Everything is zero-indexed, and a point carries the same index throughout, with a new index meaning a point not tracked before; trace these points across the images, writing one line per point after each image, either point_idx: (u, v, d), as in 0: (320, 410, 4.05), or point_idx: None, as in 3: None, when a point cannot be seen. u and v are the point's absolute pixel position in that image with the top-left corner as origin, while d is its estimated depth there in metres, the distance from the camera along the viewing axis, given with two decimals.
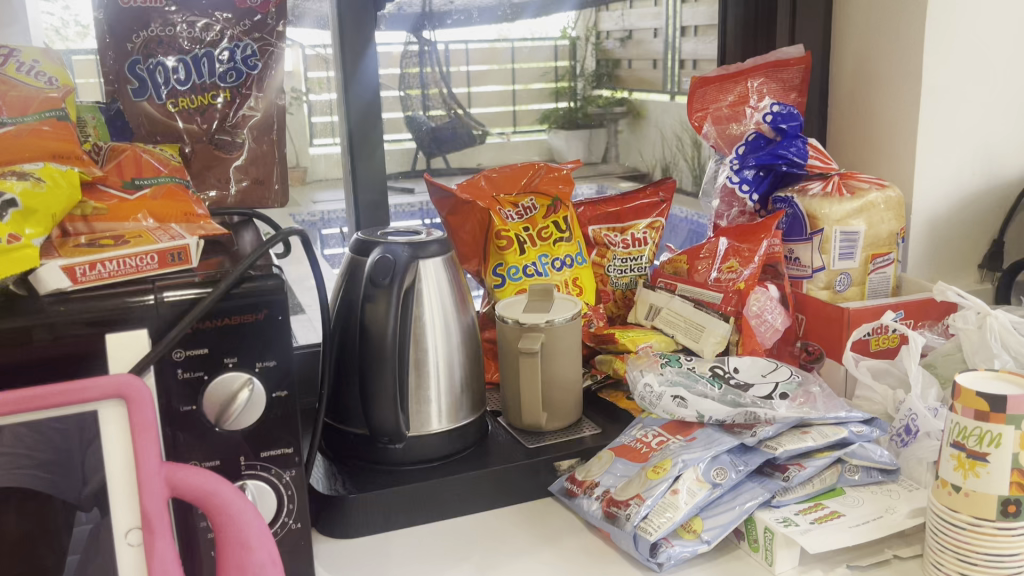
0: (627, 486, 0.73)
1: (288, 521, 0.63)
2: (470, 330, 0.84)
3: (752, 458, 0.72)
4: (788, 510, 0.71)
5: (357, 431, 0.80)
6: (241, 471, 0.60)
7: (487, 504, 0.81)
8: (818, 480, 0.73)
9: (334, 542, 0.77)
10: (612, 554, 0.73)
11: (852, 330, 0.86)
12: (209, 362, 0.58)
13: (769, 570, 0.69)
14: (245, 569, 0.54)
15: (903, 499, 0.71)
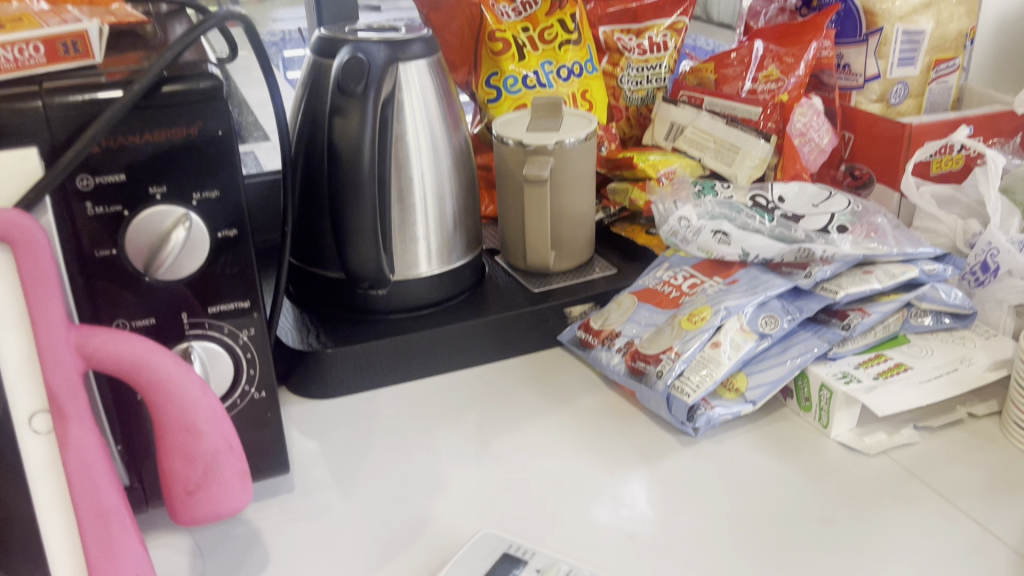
0: (656, 338, 0.62)
1: (247, 390, 0.50)
2: (463, 154, 0.69)
3: (808, 304, 0.61)
4: (846, 364, 0.60)
5: (331, 275, 0.66)
6: (185, 332, 0.48)
7: (488, 357, 0.69)
8: (882, 328, 0.61)
9: (310, 404, 0.65)
10: (637, 415, 0.63)
11: (913, 151, 0.72)
12: (129, 194, 0.43)
13: (822, 433, 0.60)
14: (192, 457, 0.42)
15: (980, 349, 0.61)
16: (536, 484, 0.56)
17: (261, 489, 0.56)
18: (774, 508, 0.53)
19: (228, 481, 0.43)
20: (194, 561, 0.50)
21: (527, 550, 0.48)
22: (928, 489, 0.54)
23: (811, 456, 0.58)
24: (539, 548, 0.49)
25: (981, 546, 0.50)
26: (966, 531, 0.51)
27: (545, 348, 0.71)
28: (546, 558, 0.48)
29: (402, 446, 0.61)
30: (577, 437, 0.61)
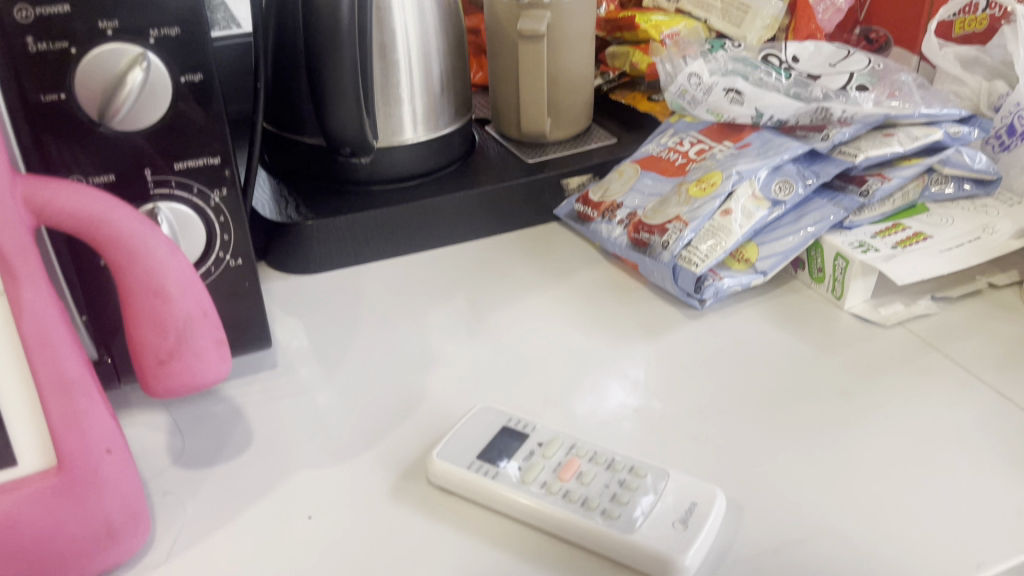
0: (661, 207, 0.58)
1: (222, 257, 0.46)
2: (451, 8, 0.63)
3: (826, 169, 0.57)
4: (863, 233, 0.56)
5: (310, 141, 0.61)
6: (149, 192, 0.43)
7: (481, 232, 0.65)
8: (901, 196, 0.58)
9: (292, 280, 0.61)
10: (640, 289, 0.60)
11: (936, 9, 0.67)
12: (75, 28, 0.38)
13: (835, 305, 0.57)
14: (163, 324, 0.38)
15: (1004, 216, 0.58)
16: (534, 359, 0.53)
17: (242, 366, 0.53)
18: (787, 381, 0.51)
19: (203, 351, 0.39)
20: (172, 439, 0.46)
21: (527, 424, 0.46)
22: (946, 360, 0.52)
23: (823, 328, 0.55)
24: (540, 422, 0.46)
25: (1005, 414, 0.47)
26: (987, 401, 0.48)
27: (541, 223, 0.67)
28: (547, 431, 0.45)
29: (391, 323, 0.57)
30: (577, 312, 0.58)
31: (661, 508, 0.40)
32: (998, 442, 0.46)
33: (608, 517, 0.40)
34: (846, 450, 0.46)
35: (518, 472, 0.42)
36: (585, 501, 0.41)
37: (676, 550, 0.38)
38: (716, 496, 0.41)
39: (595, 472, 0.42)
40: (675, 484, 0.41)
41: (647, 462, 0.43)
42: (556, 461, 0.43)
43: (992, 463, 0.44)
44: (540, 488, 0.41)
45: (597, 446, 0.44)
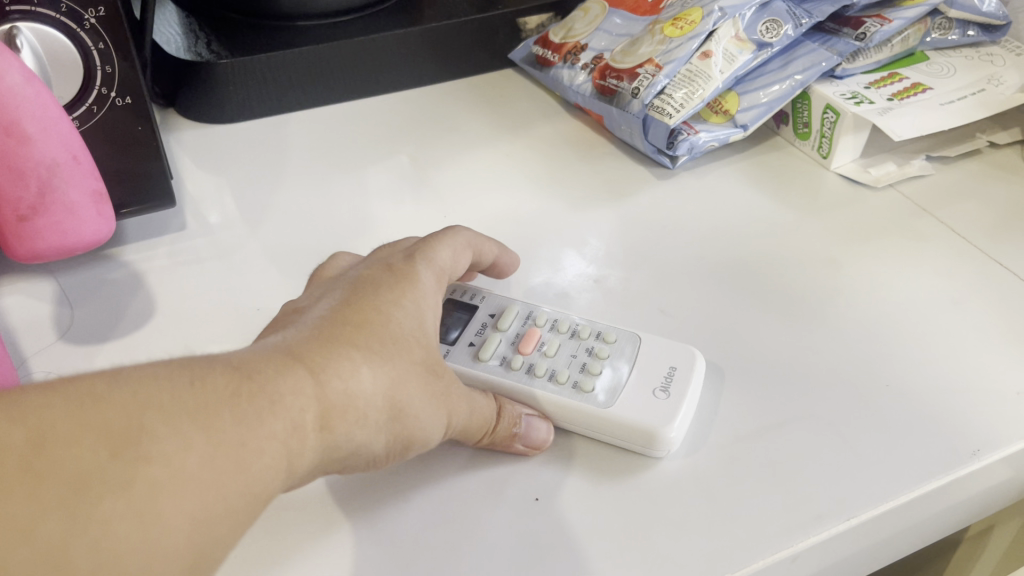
0: (632, 49, 0.50)
1: (106, 94, 0.39)
2: None
3: (819, 8, 0.50)
4: (856, 83, 0.50)
5: None
6: (5, 8, 0.35)
7: (425, 78, 0.58)
8: (899, 42, 0.51)
9: (206, 131, 0.53)
10: (604, 145, 0.53)
11: None
12: None
13: (821, 164, 0.51)
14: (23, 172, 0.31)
15: (1011, 67, 0.51)
16: (482, 222, 0.47)
17: (144, 226, 0.46)
18: (763, 247, 0.45)
19: (76, 205, 0.33)
20: (59, 311, 0.40)
21: (473, 295, 0.40)
22: (939, 225, 0.47)
23: (806, 189, 0.49)
24: (488, 288, 0.40)
25: (1002, 284, 0.43)
26: (985, 271, 0.44)
27: (492, 70, 0.60)
28: (498, 301, 0.39)
29: (320, 179, 0.50)
30: (530, 168, 0.51)
31: (639, 374, 0.35)
32: (995, 314, 0.41)
33: (580, 392, 0.35)
34: (829, 322, 0.41)
35: (472, 350, 0.37)
36: (552, 376, 0.36)
37: (664, 417, 0.33)
38: (698, 359, 0.36)
39: (559, 342, 0.37)
40: (650, 348, 0.36)
41: (615, 326, 0.38)
42: (513, 333, 0.37)
43: (987, 337, 0.40)
44: (497, 364, 0.36)
45: (555, 311, 0.39)
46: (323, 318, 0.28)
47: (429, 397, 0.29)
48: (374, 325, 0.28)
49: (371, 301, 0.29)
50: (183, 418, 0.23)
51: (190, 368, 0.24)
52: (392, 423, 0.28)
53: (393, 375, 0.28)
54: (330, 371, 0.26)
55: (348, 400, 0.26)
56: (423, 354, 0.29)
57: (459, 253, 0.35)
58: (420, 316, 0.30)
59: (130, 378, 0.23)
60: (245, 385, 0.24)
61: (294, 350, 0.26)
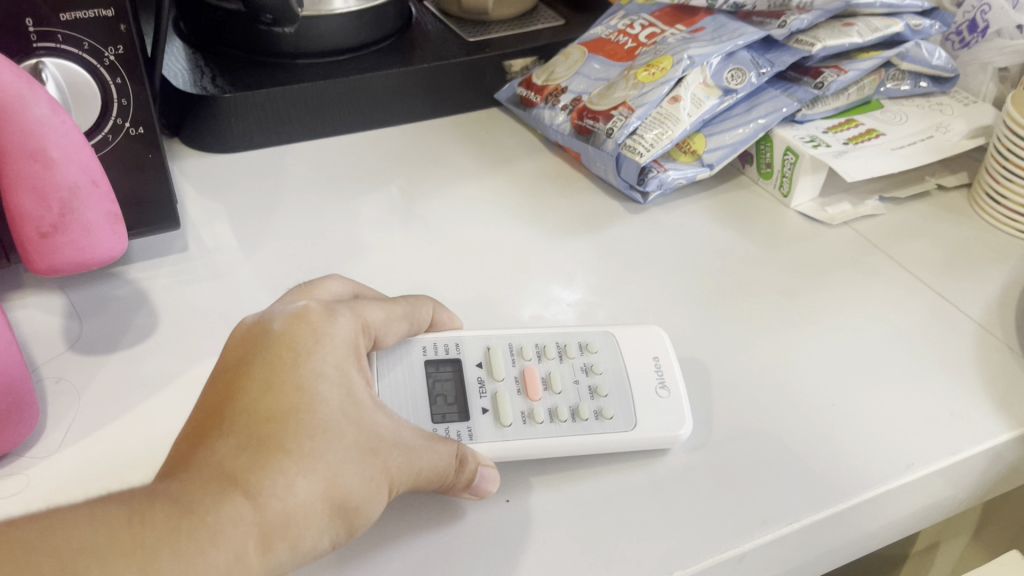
0: (608, 92, 0.54)
1: (121, 124, 0.42)
2: None
3: (781, 57, 0.54)
4: (815, 128, 0.54)
5: (229, 7, 0.56)
6: (32, 45, 0.38)
7: (416, 115, 0.61)
8: (856, 90, 0.55)
9: (208, 159, 0.56)
10: (581, 180, 0.57)
11: None
12: None
13: (782, 203, 0.55)
14: (42, 193, 0.34)
15: (958, 116, 0.56)
16: (466, 249, 0.50)
17: (149, 248, 0.49)
18: (726, 278, 0.49)
19: (93, 224, 0.36)
20: (69, 323, 0.43)
21: (447, 350, 0.39)
22: (890, 261, 0.50)
23: (768, 226, 0.53)
24: (454, 332, 0.40)
25: (944, 315, 0.46)
26: (928, 303, 0.47)
27: (480, 108, 0.63)
28: (477, 344, 0.39)
29: (314, 207, 0.53)
30: (511, 201, 0.55)
31: (636, 375, 0.39)
32: (935, 343, 0.45)
33: (605, 419, 0.37)
34: (784, 348, 0.44)
35: (489, 416, 0.37)
36: (573, 410, 0.38)
37: (677, 415, 0.38)
38: (667, 344, 0.41)
39: (555, 369, 0.39)
40: (628, 349, 0.40)
41: (589, 332, 0.41)
42: (512, 378, 0.38)
43: (928, 364, 0.43)
44: (523, 422, 0.37)
45: (527, 336, 0.40)
46: (248, 417, 0.28)
47: (369, 481, 0.30)
48: (300, 419, 0.29)
49: (293, 386, 0.29)
50: (120, 562, 0.24)
51: (126, 512, 0.25)
52: (335, 516, 0.29)
53: (328, 473, 0.28)
54: (263, 489, 0.27)
55: (286, 517, 0.27)
56: (356, 436, 0.30)
57: (392, 319, 0.35)
58: (347, 393, 0.30)
59: (71, 522, 0.25)
60: (183, 527, 0.25)
61: (226, 472, 0.27)
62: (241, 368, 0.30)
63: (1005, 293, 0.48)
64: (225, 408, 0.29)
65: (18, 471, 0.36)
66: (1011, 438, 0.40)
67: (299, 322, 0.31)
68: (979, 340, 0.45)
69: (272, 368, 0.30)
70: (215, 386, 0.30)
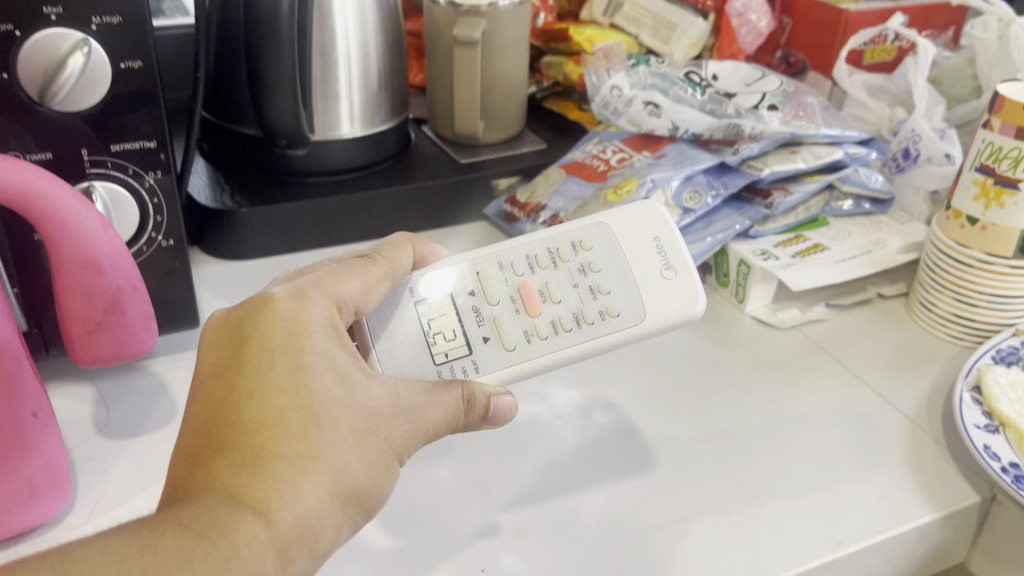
0: (582, 211, 0.61)
1: (155, 237, 0.49)
2: (391, 11, 0.65)
3: (734, 181, 0.61)
4: (766, 242, 0.61)
5: (249, 132, 0.63)
6: (85, 171, 0.45)
7: (413, 227, 0.68)
8: (803, 209, 0.62)
9: (224, 265, 0.63)
10: None
11: (847, 38, 0.73)
12: (19, 14, 0.40)
13: (738, 308, 0.61)
14: (93, 295, 0.41)
15: (894, 232, 0.63)
16: None
17: (171, 344, 0.55)
18: (687, 375, 0.55)
19: (131, 323, 0.43)
20: (97, 411, 0.48)
21: (434, 287, 0.42)
22: (834, 361, 0.56)
23: (727, 330, 0.59)
24: (440, 266, 0.43)
25: (879, 411, 0.52)
26: (865, 400, 0.53)
27: (470, 220, 0.70)
28: (465, 272, 0.43)
29: None
30: None
31: (638, 263, 0.43)
32: (870, 435, 0.50)
33: (611, 318, 0.42)
34: (734, 437, 0.49)
35: (493, 343, 0.41)
36: (577, 316, 0.42)
37: (684, 293, 0.42)
38: (666, 219, 0.44)
39: (552, 278, 0.43)
40: (620, 243, 0.44)
41: (582, 228, 0.44)
42: (508, 299, 0.43)
43: (863, 454, 0.49)
44: (528, 338, 0.42)
45: (517, 250, 0.44)
46: (239, 430, 0.30)
47: (371, 462, 0.32)
48: (290, 421, 0.31)
49: (275, 389, 0.31)
50: None
51: (138, 544, 0.27)
52: (349, 506, 0.32)
53: (330, 475, 0.31)
54: (270, 502, 0.29)
55: (297, 523, 0.30)
56: (350, 420, 0.32)
57: (371, 286, 0.37)
58: (335, 375, 0.32)
59: (85, 561, 0.27)
60: (197, 552, 0.28)
61: (230, 491, 0.29)
62: (224, 381, 0.32)
63: (935, 391, 0.53)
64: (218, 430, 0.31)
65: (52, 539, 0.41)
66: (933, 519, 0.44)
67: (272, 321, 0.33)
68: (909, 433, 0.50)
69: (252, 373, 0.32)
70: (202, 401, 0.32)
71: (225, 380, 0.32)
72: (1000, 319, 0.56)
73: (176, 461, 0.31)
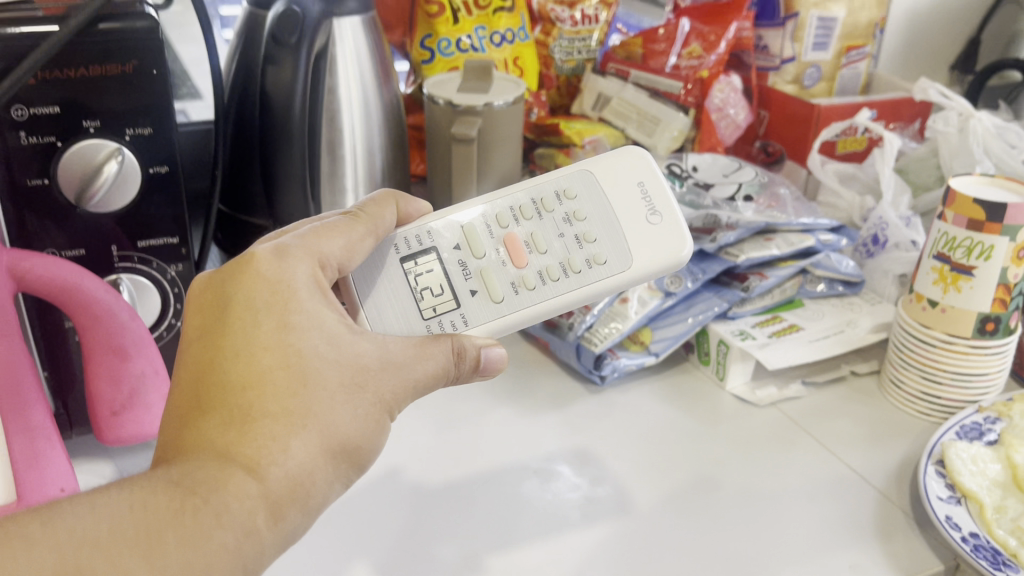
0: None
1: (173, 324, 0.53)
2: (394, 112, 0.71)
3: (711, 266, 0.65)
4: (744, 322, 0.65)
5: (260, 223, 0.68)
6: (114, 264, 0.50)
7: None
8: (779, 291, 0.66)
9: None
10: (550, 365, 0.67)
11: (820, 130, 0.78)
12: (61, 127, 0.45)
13: (719, 385, 0.64)
14: (118, 379, 0.46)
15: (865, 313, 0.67)
16: (447, 422, 0.60)
17: None
18: (669, 450, 0.58)
19: (153, 405, 0.47)
20: None
21: (420, 243, 0.45)
22: (809, 436, 0.60)
23: (708, 406, 0.62)
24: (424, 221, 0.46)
25: (852, 484, 0.55)
26: (839, 474, 0.56)
27: None
28: (450, 228, 0.46)
29: None
30: (490, 383, 0.65)
31: (621, 210, 0.46)
32: (843, 508, 0.53)
33: (597, 266, 0.45)
34: (714, 511, 0.52)
35: (480, 296, 0.44)
36: (564, 265, 0.45)
37: (673, 238, 0.46)
38: (651, 166, 0.47)
39: (537, 230, 0.46)
40: (604, 193, 0.47)
41: (566, 178, 0.47)
42: (494, 253, 0.46)
43: (836, 526, 0.51)
44: (516, 290, 0.45)
45: (502, 204, 0.47)
46: (227, 390, 0.33)
47: (360, 416, 0.35)
48: (277, 378, 0.33)
49: (260, 347, 0.34)
50: (123, 552, 0.29)
51: (131, 501, 0.30)
52: (341, 460, 0.35)
53: (318, 436, 0.33)
54: (261, 461, 0.32)
55: (289, 480, 0.33)
56: (337, 377, 0.35)
57: (353, 244, 0.39)
58: (321, 333, 0.35)
59: (83, 515, 0.30)
60: (188, 506, 0.31)
61: (220, 450, 0.32)
62: (210, 341, 0.34)
63: (905, 464, 0.57)
64: (208, 390, 0.34)
65: None
66: None
67: (255, 278, 0.35)
68: (880, 506, 0.53)
69: (237, 332, 0.34)
70: (191, 360, 0.35)
71: (212, 340, 0.34)
72: (964, 395, 0.60)
73: (170, 415, 0.34)
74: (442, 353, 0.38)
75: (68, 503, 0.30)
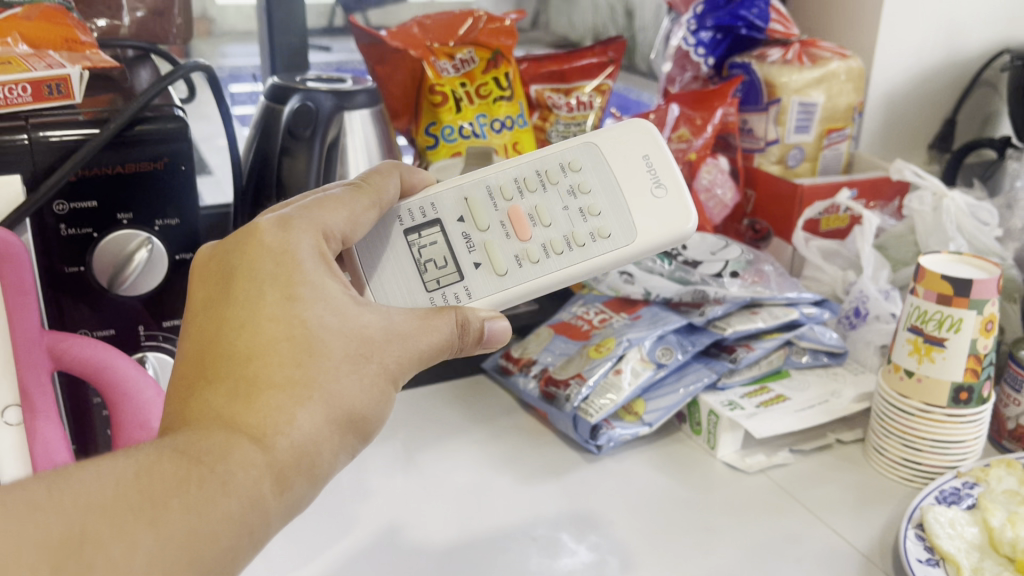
0: (567, 365, 0.69)
1: None
2: None
3: (700, 338, 0.69)
4: (733, 393, 0.68)
5: None
6: (140, 343, 0.54)
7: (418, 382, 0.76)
8: (766, 362, 0.70)
9: None
10: (549, 434, 0.70)
11: (804, 209, 0.82)
12: (97, 219, 0.50)
13: (710, 454, 0.67)
14: None
15: (849, 383, 0.70)
16: (451, 489, 0.63)
17: None
18: (663, 517, 0.60)
19: None
20: None
21: (426, 216, 0.49)
22: (797, 502, 0.62)
23: (701, 474, 0.65)
24: (429, 192, 0.50)
25: (838, 549, 0.57)
26: (825, 539, 0.58)
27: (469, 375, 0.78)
28: (455, 206, 0.50)
29: None
30: (491, 453, 0.67)
31: (626, 182, 0.50)
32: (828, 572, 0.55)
33: (600, 238, 0.49)
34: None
35: (483, 269, 0.49)
36: (568, 239, 0.49)
37: (675, 211, 0.49)
38: (657, 139, 0.50)
39: (542, 204, 0.50)
40: (610, 164, 0.50)
41: (574, 150, 0.51)
42: (498, 226, 0.50)
43: None
44: (519, 263, 0.49)
45: (508, 177, 0.51)
46: (233, 361, 0.36)
47: (364, 387, 0.38)
48: (285, 347, 0.36)
49: (266, 318, 0.36)
50: (134, 517, 0.30)
51: (137, 466, 0.32)
52: (347, 430, 0.37)
53: (322, 407, 0.36)
54: (268, 429, 0.35)
55: (294, 447, 0.35)
56: (343, 349, 0.37)
57: (356, 216, 0.43)
58: (327, 304, 0.38)
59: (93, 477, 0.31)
60: (194, 475, 0.32)
61: (225, 419, 0.35)
62: (218, 309, 0.37)
63: (888, 529, 0.59)
64: (213, 361, 0.36)
65: None
66: None
67: (261, 250, 0.38)
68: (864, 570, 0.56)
69: (243, 303, 0.37)
70: (195, 334, 0.37)
71: (217, 313, 0.37)
72: (943, 461, 0.62)
73: (177, 384, 0.37)
74: (443, 327, 0.41)
75: (76, 468, 0.32)
